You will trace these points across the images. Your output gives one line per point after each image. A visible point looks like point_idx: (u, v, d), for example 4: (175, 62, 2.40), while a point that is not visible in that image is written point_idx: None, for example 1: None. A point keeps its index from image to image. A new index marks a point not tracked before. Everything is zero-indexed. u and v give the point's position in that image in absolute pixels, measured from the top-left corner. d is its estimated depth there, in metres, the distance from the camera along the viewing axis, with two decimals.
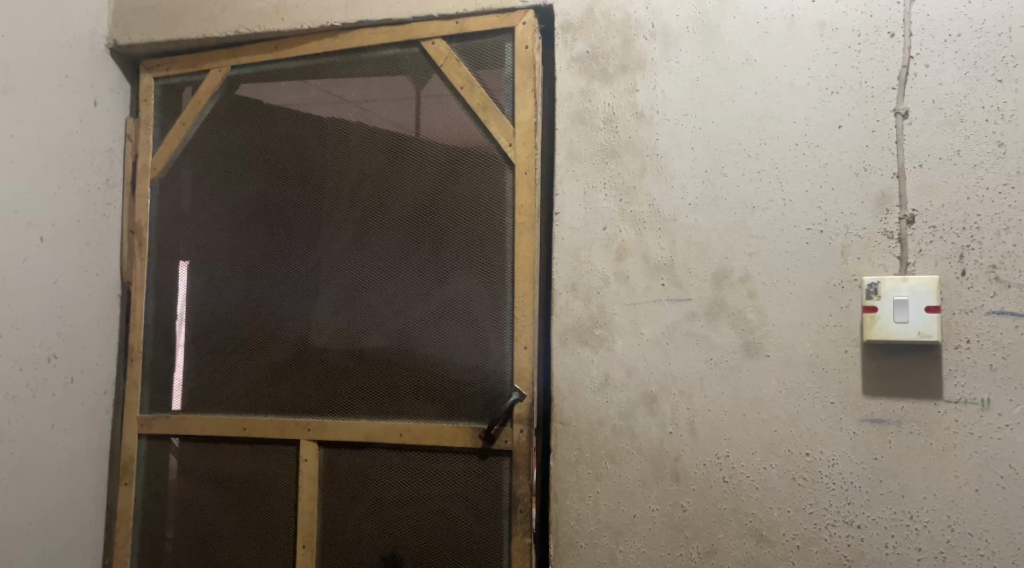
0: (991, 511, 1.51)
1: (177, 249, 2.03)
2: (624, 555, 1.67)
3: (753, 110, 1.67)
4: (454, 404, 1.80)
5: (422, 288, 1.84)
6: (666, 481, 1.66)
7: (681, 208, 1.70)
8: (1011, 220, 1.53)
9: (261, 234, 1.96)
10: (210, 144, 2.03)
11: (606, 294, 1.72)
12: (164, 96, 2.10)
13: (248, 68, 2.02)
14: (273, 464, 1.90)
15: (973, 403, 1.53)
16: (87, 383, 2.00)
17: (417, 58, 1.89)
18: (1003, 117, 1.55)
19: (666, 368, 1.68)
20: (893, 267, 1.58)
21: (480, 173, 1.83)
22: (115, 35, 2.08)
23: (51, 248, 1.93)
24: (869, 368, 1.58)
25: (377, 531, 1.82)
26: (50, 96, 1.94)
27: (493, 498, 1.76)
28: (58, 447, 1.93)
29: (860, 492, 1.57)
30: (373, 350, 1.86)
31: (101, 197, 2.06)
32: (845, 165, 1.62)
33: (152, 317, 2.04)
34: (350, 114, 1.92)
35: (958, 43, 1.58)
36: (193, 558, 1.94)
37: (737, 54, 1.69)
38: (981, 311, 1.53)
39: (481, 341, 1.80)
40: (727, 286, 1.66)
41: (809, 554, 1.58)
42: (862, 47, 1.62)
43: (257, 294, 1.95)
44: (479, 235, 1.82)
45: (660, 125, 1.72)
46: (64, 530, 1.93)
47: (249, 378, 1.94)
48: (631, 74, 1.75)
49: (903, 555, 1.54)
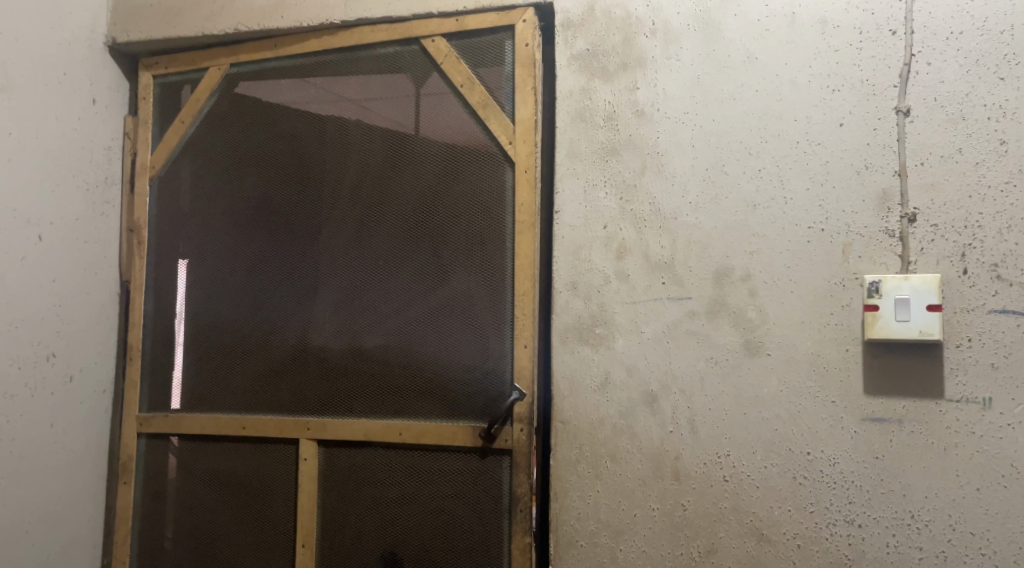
0: (992, 510, 1.50)
1: (176, 248, 2.03)
2: (625, 554, 1.67)
3: (754, 108, 1.67)
4: (454, 404, 1.80)
5: (421, 286, 1.84)
6: (667, 480, 1.66)
7: (681, 207, 1.69)
8: (1013, 219, 1.53)
9: (261, 232, 1.96)
10: (209, 143, 2.02)
11: (606, 293, 1.72)
12: (163, 94, 2.09)
13: (247, 66, 2.01)
14: (273, 463, 1.90)
15: (974, 402, 1.52)
16: (86, 383, 2.00)
17: (417, 56, 1.89)
18: (1006, 115, 1.54)
19: (667, 367, 1.67)
20: (894, 265, 1.57)
21: (480, 171, 1.82)
22: (114, 33, 2.07)
23: (50, 247, 1.92)
24: (870, 366, 1.57)
25: (377, 530, 1.82)
26: (49, 94, 1.93)
27: (493, 497, 1.76)
28: (57, 446, 1.93)
29: (861, 491, 1.56)
30: (372, 349, 1.86)
31: (100, 196, 2.05)
32: (847, 163, 1.61)
33: (151, 316, 2.04)
34: (350, 112, 1.92)
35: (960, 40, 1.57)
36: (192, 557, 1.94)
37: (737, 52, 1.68)
38: (983, 310, 1.53)
39: (481, 340, 1.79)
40: (728, 284, 1.65)
41: (809, 554, 1.58)
42: (864, 45, 1.62)
43: (256, 293, 1.95)
44: (479, 233, 1.81)
45: (660, 123, 1.72)
46: (63, 529, 1.93)
47: (249, 377, 1.94)
48: (632, 72, 1.74)
49: (904, 555, 1.54)
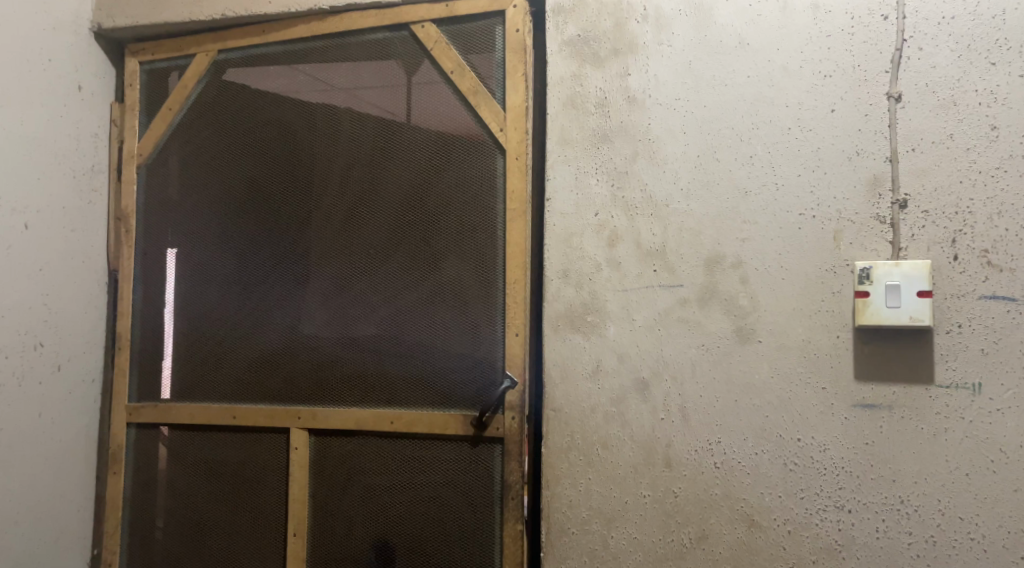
0: (981, 496, 1.51)
1: (164, 236, 2.01)
2: (616, 541, 1.67)
3: (746, 94, 1.66)
4: (446, 393, 1.79)
5: (413, 275, 1.83)
6: (658, 466, 1.66)
7: (673, 194, 1.69)
8: (1004, 205, 1.53)
9: (251, 220, 1.94)
10: (197, 130, 2.00)
11: (598, 280, 1.71)
12: (149, 81, 2.07)
13: (236, 52, 1.99)
14: (263, 453, 1.89)
15: (964, 387, 1.53)
16: (75, 372, 1.98)
17: (407, 42, 1.87)
18: (997, 100, 1.54)
19: (658, 354, 1.67)
20: (885, 252, 1.57)
21: (471, 159, 1.81)
22: (100, 18, 2.04)
23: (35, 235, 1.91)
24: (861, 353, 1.58)
25: (368, 518, 1.82)
26: (34, 81, 1.91)
27: (484, 485, 1.76)
28: (45, 436, 1.91)
29: (851, 477, 1.57)
30: (364, 339, 1.85)
31: (87, 183, 2.03)
32: (838, 149, 1.61)
33: (139, 305, 2.02)
34: (339, 100, 1.90)
35: (952, 25, 1.56)
36: (183, 547, 1.93)
37: (730, 38, 1.67)
38: (973, 295, 1.53)
39: (473, 329, 1.79)
40: (719, 271, 1.65)
41: (800, 539, 1.58)
42: (855, 30, 1.61)
43: (247, 282, 1.94)
44: (470, 222, 1.80)
45: (652, 109, 1.71)
46: (53, 519, 1.92)
47: (239, 367, 1.93)
48: (623, 58, 1.73)
49: (893, 540, 1.54)
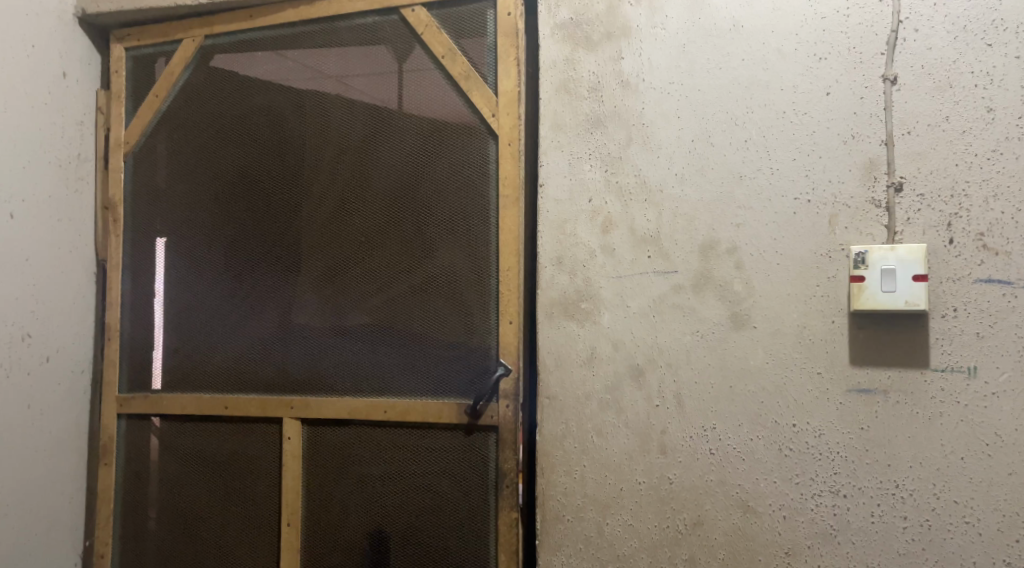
0: (977, 479, 1.51)
1: (154, 225, 1.99)
2: (611, 529, 1.67)
3: (740, 78, 1.64)
4: (440, 383, 1.78)
5: (405, 263, 1.81)
6: (653, 453, 1.65)
7: (667, 179, 1.67)
8: (1000, 187, 1.51)
9: (241, 209, 1.92)
10: (185, 117, 1.98)
11: (592, 267, 1.70)
12: (135, 67, 2.03)
13: (223, 37, 1.96)
14: (256, 443, 1.88)
15: (959, 370, 1.52)
16: (63, 363, 1.96)
17: (397, 27, 1.85)
18: (993, 82, 1.52)
19: (652, 341, 1.66)
20: (881, 236, 1.56)
21: (463, 145, 1.79)
22: (84, 3, 2.00)
23: (21, 226, 1.88)
24: (856, 338, 1.57)
25: (363, 507, 1.81)
26: (17, 67, 1.88)
27: (479, 474, 1.75)
28: (34, 428, 1.90)
29: (846, 462, 1.56)
30: (356, 328, 1.83)
31: (73, 171, 2.00)
32: (834, 133, 1.59)
33: (128, 295, 2.00)
34: (328, 86, 1.87)
35: (947, 7, 1.55)
36: (175, 537, 1.92)
37: (724, 20, 1.65)
38: (969, 279, 1.52)
39: (467, 317, 1.77)
40: (714, 256, 1.64)
41: (795, 524, 1.58)
42: (851, 12, 1.59)
43: (236, 270, 1.92)
44: (462, 209, 1.79)
45: (646, 93, 1.69)
46: (44, 511, 1.91)
47: (231, 357, 1.91)
48: (616, 41, 1.71)
49: (889, 524, 1.54)
